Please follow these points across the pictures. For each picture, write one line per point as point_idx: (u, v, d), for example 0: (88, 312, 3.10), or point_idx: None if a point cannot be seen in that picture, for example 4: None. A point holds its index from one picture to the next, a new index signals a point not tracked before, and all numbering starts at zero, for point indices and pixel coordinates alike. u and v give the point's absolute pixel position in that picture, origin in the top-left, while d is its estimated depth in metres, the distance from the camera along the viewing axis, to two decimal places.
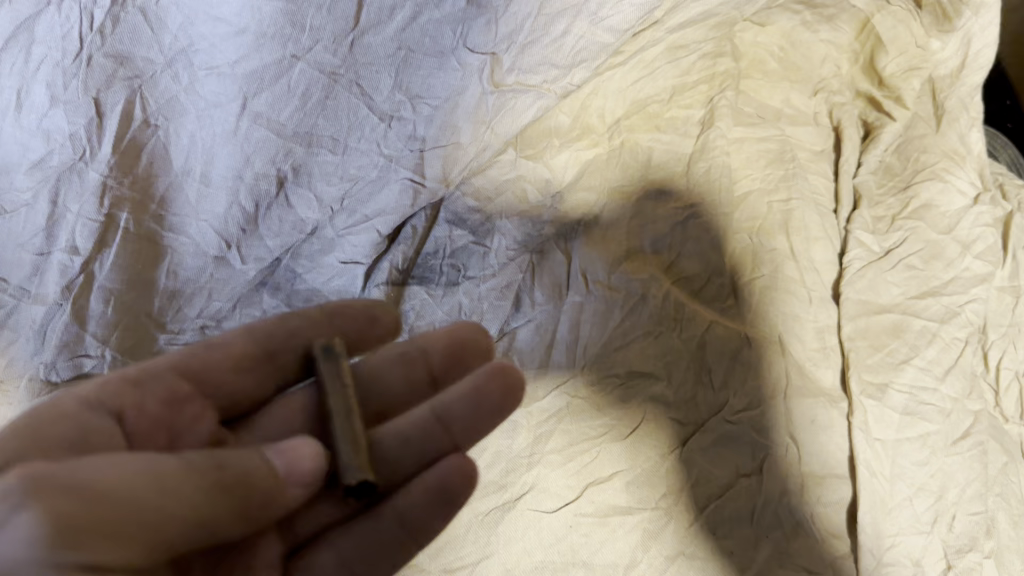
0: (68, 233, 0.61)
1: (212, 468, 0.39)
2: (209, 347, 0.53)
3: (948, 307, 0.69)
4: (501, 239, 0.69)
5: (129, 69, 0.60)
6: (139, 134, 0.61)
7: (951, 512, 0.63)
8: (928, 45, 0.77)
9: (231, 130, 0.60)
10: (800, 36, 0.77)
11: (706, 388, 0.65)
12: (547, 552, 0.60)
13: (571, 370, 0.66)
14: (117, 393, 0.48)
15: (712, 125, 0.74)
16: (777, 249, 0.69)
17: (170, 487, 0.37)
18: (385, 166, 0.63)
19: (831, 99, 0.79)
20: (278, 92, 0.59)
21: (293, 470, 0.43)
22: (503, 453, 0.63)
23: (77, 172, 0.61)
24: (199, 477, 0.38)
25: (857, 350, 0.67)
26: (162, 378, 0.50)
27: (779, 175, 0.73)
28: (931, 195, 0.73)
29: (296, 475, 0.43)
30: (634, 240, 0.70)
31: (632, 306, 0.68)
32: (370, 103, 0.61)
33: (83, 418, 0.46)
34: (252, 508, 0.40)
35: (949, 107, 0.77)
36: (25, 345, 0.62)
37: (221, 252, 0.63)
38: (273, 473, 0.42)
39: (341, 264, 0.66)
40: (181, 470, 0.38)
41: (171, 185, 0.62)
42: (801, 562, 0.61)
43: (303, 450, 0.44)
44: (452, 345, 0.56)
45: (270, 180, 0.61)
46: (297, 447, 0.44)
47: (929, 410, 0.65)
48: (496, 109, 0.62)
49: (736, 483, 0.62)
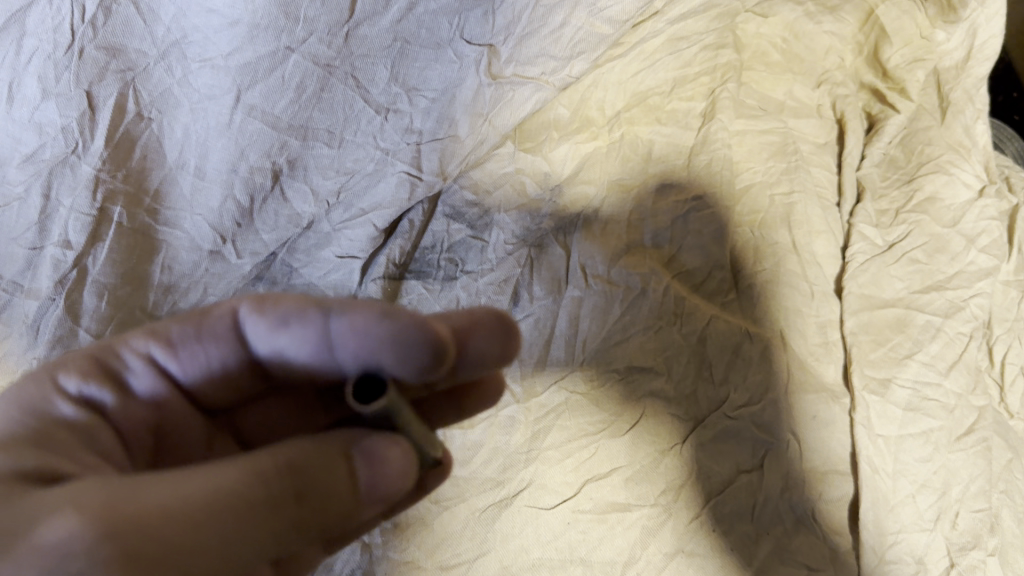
0: (61, 227, 0.60)
1: (288, 502, 0.36)
2: (201, 340, 0.47)
3: (952, 302, 0.68)
4: (499, 233, 0.69)
5: (122, 61, 0.58)
6: (132, 126, 0.60)
7: (955, 509, 0.62)
8: (933, 36, 0.76)
9: (225, 123, 0.59)
10: (805, 27, 0.77)
11: (706, 383, 0.64)
12: (545, 549, 0.60)
13: (570, 366, 0.65)
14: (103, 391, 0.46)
15: (714, 117, 0.73)
16: (780, 243, 0.69)
17: (235, 524, 0.35)
18: (382, 159, 0.64)
19: (834, 91, 0.78)
20: (272, 84, 0.58)
21: (376, 487, 0.39)
22: (501, 449, 0.63)
23: (70, 165, 0.59)
24: (271, 514, 0.36)
25: (860, 345, 0.66)
26: (153, 376, 0.47)
27: (781, 168, 0.72)
28: (935, 187, 0.73)
29: (388, 488, 0.39)
30: (634, 234, 0.69)
31: (633, 300, 0.66)
32: (367, 95, 0.61)
33: (83, 424, 0.44)
34: (326, 528, 0.38)
35: (953, 99, 0.76)
36: (19, 340, 0.62)
37: (216, 246, 0.63)
38: (352, 492, 0.38)
39: (338, 258, 0.67)
40: (247, 504, 0.35)
41: (166, 179, 0.61)
42: (802, 559, 0.60)
43: (391, 462, 0.39)
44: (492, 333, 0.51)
45: (265, 173, 0.61)
46: (393, 452, 0.39)
47: (933, 406, 0.64)
48: (494, 101, 0.64)
49: (736, 479, 0.61)
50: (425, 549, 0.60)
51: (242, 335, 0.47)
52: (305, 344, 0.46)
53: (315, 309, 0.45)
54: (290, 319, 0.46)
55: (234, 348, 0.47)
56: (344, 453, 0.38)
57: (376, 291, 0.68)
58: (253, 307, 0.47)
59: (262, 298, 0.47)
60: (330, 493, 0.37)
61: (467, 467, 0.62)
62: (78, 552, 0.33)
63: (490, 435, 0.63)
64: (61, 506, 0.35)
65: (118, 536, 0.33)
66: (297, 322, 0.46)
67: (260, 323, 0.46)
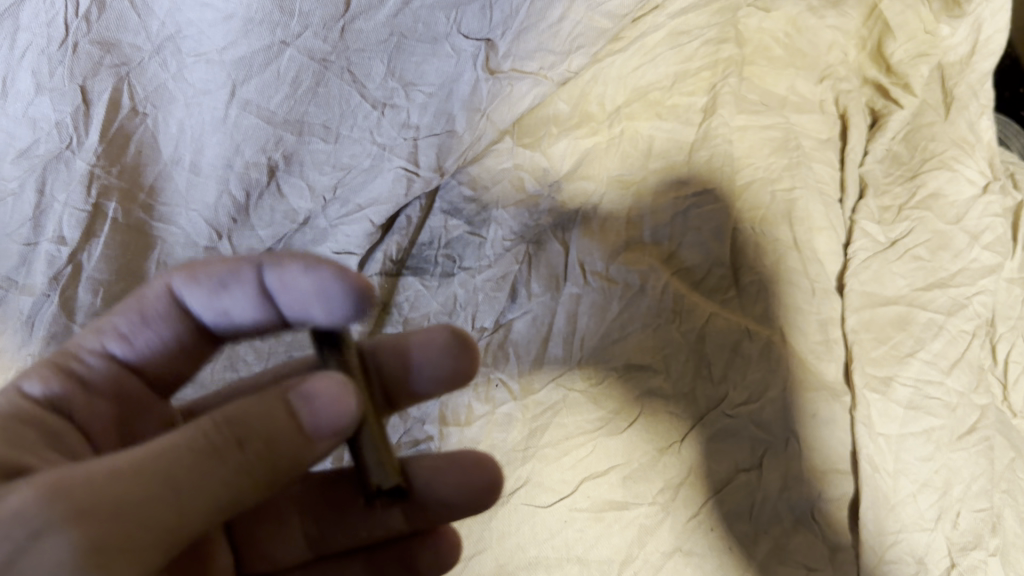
0: (55, 222, 0.60)
1: (232, 448, 0.34)
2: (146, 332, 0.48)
3: (955, 299, 0.67)
4: (496, 229, 0.69)
5: (116, 56, 0.57)
6: (127, 122, 0.59)
7: (956, 509, 0.61)
8: (938, 31, 0.75)
9: (220, 119, 0.59)
10: (807, 22, 0.74)
11: (705, 380, 0.64)
12: (541, 548, 0.59)
13: (567, 363, 0.64)
14: (62, 386, 0.45)
15: (715, 112, 0.71)
16: (781, 239, 0.67)
17: (180, 472, 0.33)
18: (378, 155, 0.63)
19: (837, 87, 0.77)
20: (267, 79, 0.58)
21: (321, 424, 0.36)
22: (498, 446, 0.62)
23: (63, 161, 0.59)
24: (218, 462, 0.34)
25: (861, 343, 0.65)
26: (107, 371, 0.48)
27: (782, 164, 0.70)
28: (939, 184, 0.72)
29: (335, 424, 0.36)
30: (633, 230, 0.69)
31: (632, 297, 0.66)
32: (363, 90, 0.60)
33: (34, 414, 0.43)
34: (278, 469, 0.35)
35: (958, 94, 0.76)
36: (12, 336, 0.61)
37: (212, 242, 0.63)
38: (297, 429, 0.35)
39: (334, 254, 0.66)
40: (190, 451, 0.33)
41: (160, 175, 0.61)
42: (801, 558, 0.59)
43: (329, 391, 0.36)
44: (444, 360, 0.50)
45: (260, 168, 0.61)
46: (334, 392, 0.36)
47: (935, 405, 0.64)
48: (492, 97, 0.63)
49: (734, 478, 0.61)
50: None
51: (182, 307, 0.48)
52: (245, 301, 0.47)
53: (246, 266, 0.46)
54: (226, 281, 0.47)
55: (174, 323, 0.48)
56: (286, 398, 0.36)
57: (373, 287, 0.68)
58: (184, 277, 0.47)
59: (192, 266, 0.47)
60: (275, 437, 0.35)
61: None
62: (32, 519, 0.31)
63: (487, 433, 0.63)
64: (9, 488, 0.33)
65: (73, 494, 0.31)
66: (234, 283, 0.46)
67: (197, 291, 0.47)
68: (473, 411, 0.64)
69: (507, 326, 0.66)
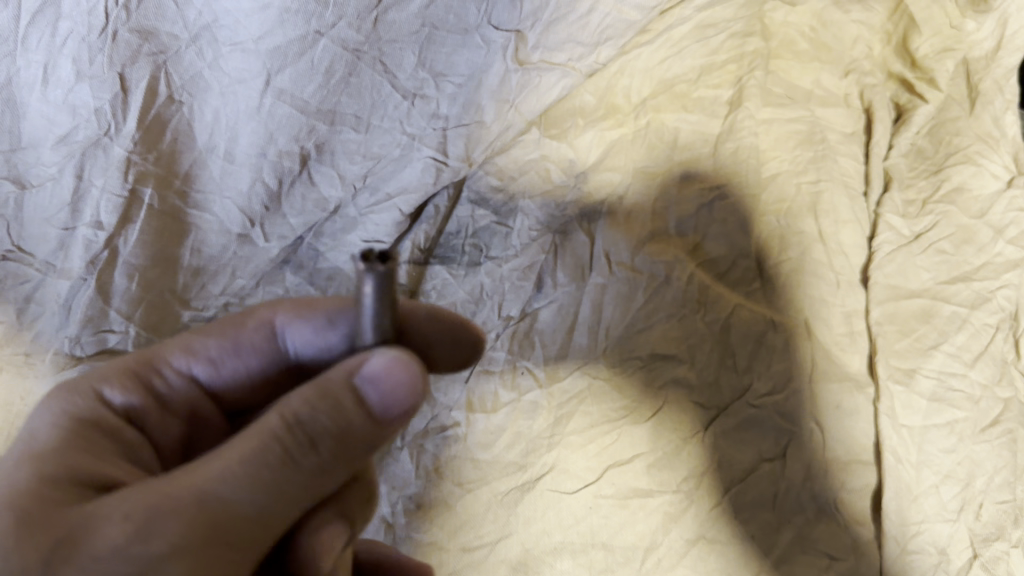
0: (92, 208, 0.61)
1: (305, 452, 0.40)
2: (235, 349, 0.52)
3: (979, 293, 0.67)
4: (524, 219, 0.69)
5: (154, 44, 0.59)
6: (163, 110, 0.61)
7: (978, 500, 0.62)
8: (963, 25, 0.73)
9: (255, 107, 0.61)
10: (832, 15, 0.74)
11: (730, 371, 0.64)
12: (567, 533, 0.61)
13: (593, 353, 0.65)
14: (139, 404, 0.49)
15: (741, 104, 0.71)
16: (806, 232, 0.68)
17: (263, 474, 0.39)
18: (408, 144, 0.65)
19: (862, 81, 0.75)
20: (301, 68, 0.60)
21: (389, 405, 0.41)
22: (523, 433, 0.63)
23: (102, 147, 0.61)
24: (294, 466, 0.39)
25: (885, 335, 0.65)
26: (182, 389, 0.51)
27: (808, 157, 0.71)
28: (963, 178, 0.70)
29: (396, 407, 0.42)
30: (659, 221, 0.69)
31: (657, 288, 0.66)
32: (394, 81, 0.63)
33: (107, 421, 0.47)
34: (347, 452, 0.41)
35: (983, 89, 0.72)
36: (50, 319, 0.63)
37: (245, 229, 0.64)
38: (370, 416, 0.41)
39: (363, 242, 0.67)
40: (273, 450, 0.39)
41: (195, 163, 0.62)
42: (822, 547, 0.60)
43: (398, 371, 0.41)
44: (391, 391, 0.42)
45: (293, 157, 0.63)
46: (393, 365, 0.41)
47: (957, 397, 0.64)
48: (520, 88, 0.65)
49: (758, 467, 0.62)
50: (446, 531, 0.61)
51: (279, 341, 0.52)
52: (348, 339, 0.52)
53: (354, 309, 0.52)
54: (334, 319, 0.52)
55: (269, 352, 0.52)
56: (345, 385, 0.41)
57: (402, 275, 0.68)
58: (291, 315, 0.52)
59: (297, 305, 0.52)
60: (347, 428, 0.41)
61: (490, 451, 0.63)
62: (146, 529, 0.37)
63: (513, 420, 0.64)
64: (105, 516, 0.38)
65: (161, 506, 0.37)
66: (341, 318, 0.52)
67: (302, 326, 0.52)
68: (499, 399, 0.64)
69: (533, 316, 0.66)
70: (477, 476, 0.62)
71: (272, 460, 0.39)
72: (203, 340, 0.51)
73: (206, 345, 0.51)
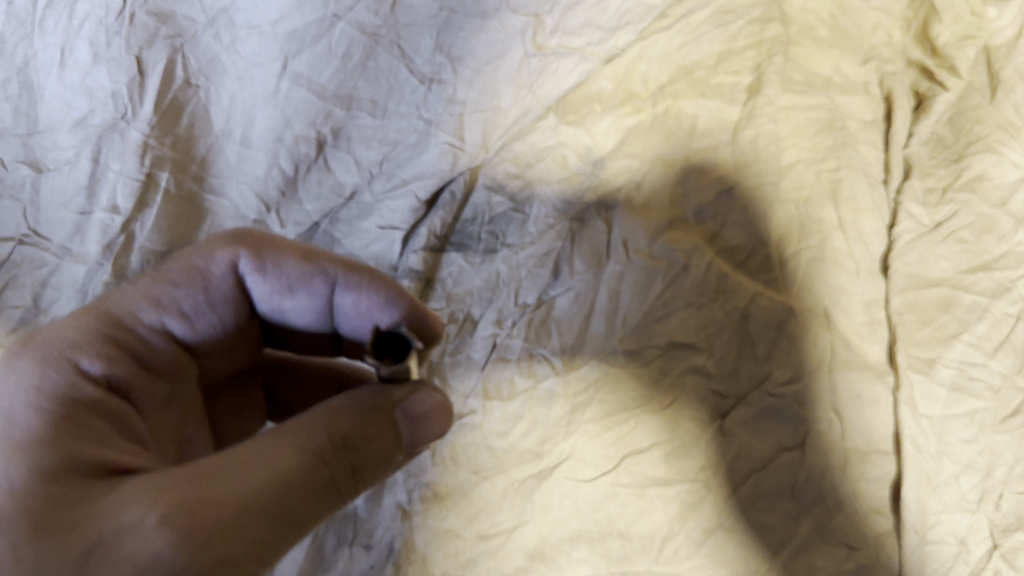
0: (109, 192, 0.63)
1: (345, 477, 0.44)
2: (211, 304, 0.53)
3: (1000, 283, 0.65)
4: (540, 207, 0.68)
5: (171, 28, 0.62)
6: (180, 93, 0.63)
7: (999, 492, 0.60)
8: (984, 12, 0.72)
9: (272, 92, 0.63)
10: (851, 3, 0.73)
11: (749, 360, 0.64)
12: (583, 521, 0.60)
13: (610, 340, 0.64)
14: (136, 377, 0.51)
15: (761, 91, 0.69)
16: (825, 220, 0.66)
17: (295, 487, 0.42)
18: (424, 130, 0.67)
19: (882, 68, 0.73)
20: (317, 53, 0.63)
21: (419, 435, 0.47)
22: (540, 421, 0.63)
23: (118, 130, 0.63)
24: (330, 488, 0.44)
25: (905, 324, 0.64)
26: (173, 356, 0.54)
27: (828, 144, 0.69)
28: (984, 166, 0.68)
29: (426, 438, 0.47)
30: (677, 209, 0.68)
31: (675, 276, 0.66)
32: (411, 65, 0.65)
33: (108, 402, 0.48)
34: (359, 477, 0.45)
35: (1005, 77, 0.70)
36: (67, 305, 0.62)
37: (261, 215, 0.65)
38: (394, 441, 0.46)
39: (379, 228, 0.67)
40: (304, 468, 0.42)
41: (212, 148, 0.64)
42: (842, 537, 0.59)
43: (430, 403, 0.46)
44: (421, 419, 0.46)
45: (309, 142, 0.65)
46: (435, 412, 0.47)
47: (978, 387, 0.63)
48: (539, 72, 0.67)
49: (776, 457, 0.61)
50: (462, 518, 0.61)
51: (240, 283, 0.54)
52: (308, 304, 0.55)
53: (321, 279, 0.54)
54: (294, 285, 0.55)
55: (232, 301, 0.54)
56: (390, 414, 0.45)
57: (416, 262, 0.67)
58: (253, 263, 0.53)
59: (260, 255, 0.53)
60: (375, 456, 0.45)
61: (505, 439, 0.62)
62: (188, 547, 0.38)
63: (529, 408, 0.63)
64: (138, 521, 0.39)
65: (206, 521, 0.39)
66: (302, 288, 0.55)
67: (264, 283, 0.54)
68: (515, 386, 0.64)
69: (550, 304, 0.66)
70: (493, 464, 0.62)
71: (315, 481, 0.43)
72: (171, 292, 0.53)
73: (178, 298, 0.53)
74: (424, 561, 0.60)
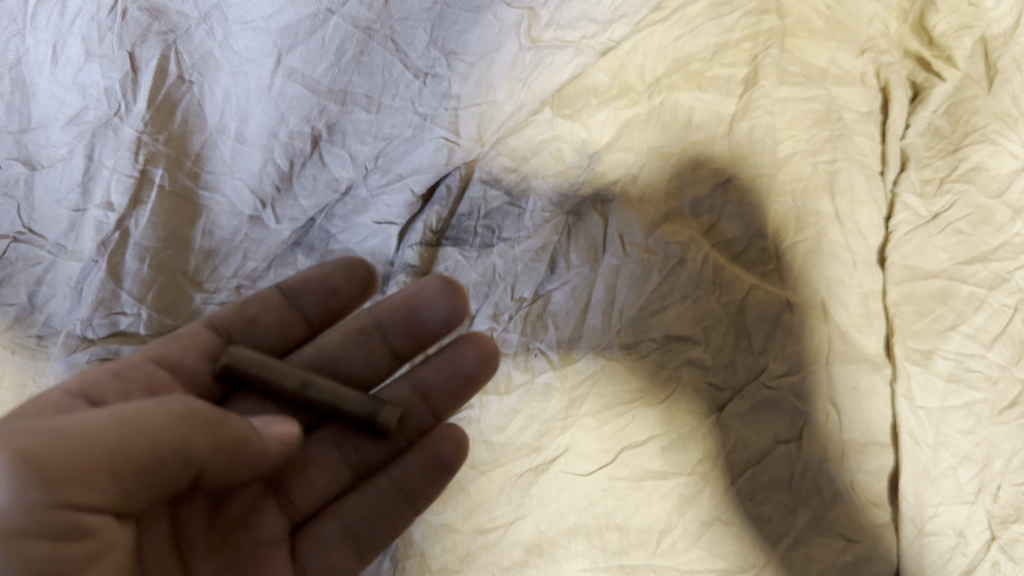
0: (103, 188, 0.62)
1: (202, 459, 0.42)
2: (177, 338, 0.54)
3: (997, 273, 0.65)
4: (536, 201, 0.69)
5: (164, 23, 0.61)
6: (174, 89, 0.62)
7: (997, 483, 0.60)
8: (981, 2, 0.71)
9: (266, 87, 0.62)
10: None
11: (745, 353, 0.64)
12: (581, 515, 0.60)
13: (606, 335, 0.64)
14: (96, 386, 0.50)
15: (757, 83, 0.70)
16: (822, 212, 0.68)
17: (148, 435, 0.39)
18: (420, 124, 0.66)
19: (879, 59, 0.73)
20: (311, 48, 0.61)
21: (218, 434, 0.41)
22: (537, 415, 0.62)
23: (112, 127, 0.62)
24: (186, 455, 0.41)
25: (903, 316, 0.64)
26: (142, 368, 0.52)
27: (824, 136, 0.70)
28: (981, 157, 0.68)
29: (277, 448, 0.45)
30: (672, 203, 0.68)
31: (671, 269, 0.66)
32: (405, 60, 0.63)
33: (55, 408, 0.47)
34: (202, 458, 0.42)
35: (1002, 67, 0.70)
36: (62, 302, 0.62)
37: (256, 211, 0.65)
38: (220, 443, 0.42)
39: (375, 224, 0.67)
40: (125, 420, 0.39)
41: (206, 143, 0.64)
42: (840, 530, 0.59)
43: (171, 409, 0.41)
44: (221, 437, 0.42)
45: (304, 138, 0.64)
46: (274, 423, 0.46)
47: (975, 377, 0.62)
48: (534, 66, 0.66)
49: (774, 449, 0.61)
50: (460, 514, 0.60)
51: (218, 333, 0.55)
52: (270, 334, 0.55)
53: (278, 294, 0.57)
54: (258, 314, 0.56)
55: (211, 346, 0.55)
56: (180, 406, 0.41)
57: (414, 257, 0.67)
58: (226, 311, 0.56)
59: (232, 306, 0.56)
60: (188, 446, 0.41)
61: (503, 433, 0.62)
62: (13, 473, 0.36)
63: (527, 403, 0.63)
64: None
65: (41, 449, 0.37)
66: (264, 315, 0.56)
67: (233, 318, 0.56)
68: (512, 381, 0.64)
69: (546, 298, 0.66)
70: (490, 459, 0.62)
71: (176, 437, 0.40)
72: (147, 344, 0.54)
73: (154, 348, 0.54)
74: (421, 556, 0.59)
